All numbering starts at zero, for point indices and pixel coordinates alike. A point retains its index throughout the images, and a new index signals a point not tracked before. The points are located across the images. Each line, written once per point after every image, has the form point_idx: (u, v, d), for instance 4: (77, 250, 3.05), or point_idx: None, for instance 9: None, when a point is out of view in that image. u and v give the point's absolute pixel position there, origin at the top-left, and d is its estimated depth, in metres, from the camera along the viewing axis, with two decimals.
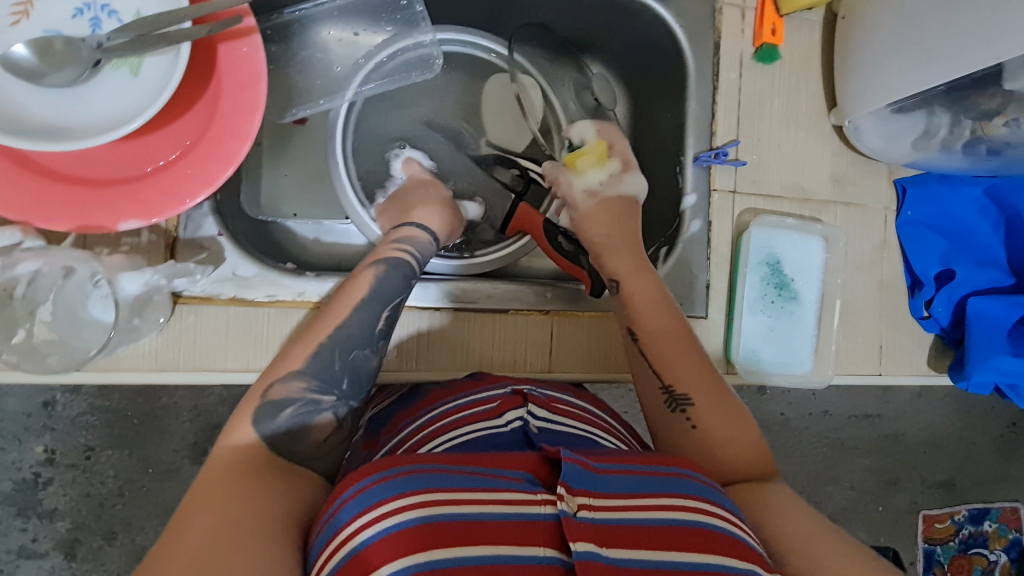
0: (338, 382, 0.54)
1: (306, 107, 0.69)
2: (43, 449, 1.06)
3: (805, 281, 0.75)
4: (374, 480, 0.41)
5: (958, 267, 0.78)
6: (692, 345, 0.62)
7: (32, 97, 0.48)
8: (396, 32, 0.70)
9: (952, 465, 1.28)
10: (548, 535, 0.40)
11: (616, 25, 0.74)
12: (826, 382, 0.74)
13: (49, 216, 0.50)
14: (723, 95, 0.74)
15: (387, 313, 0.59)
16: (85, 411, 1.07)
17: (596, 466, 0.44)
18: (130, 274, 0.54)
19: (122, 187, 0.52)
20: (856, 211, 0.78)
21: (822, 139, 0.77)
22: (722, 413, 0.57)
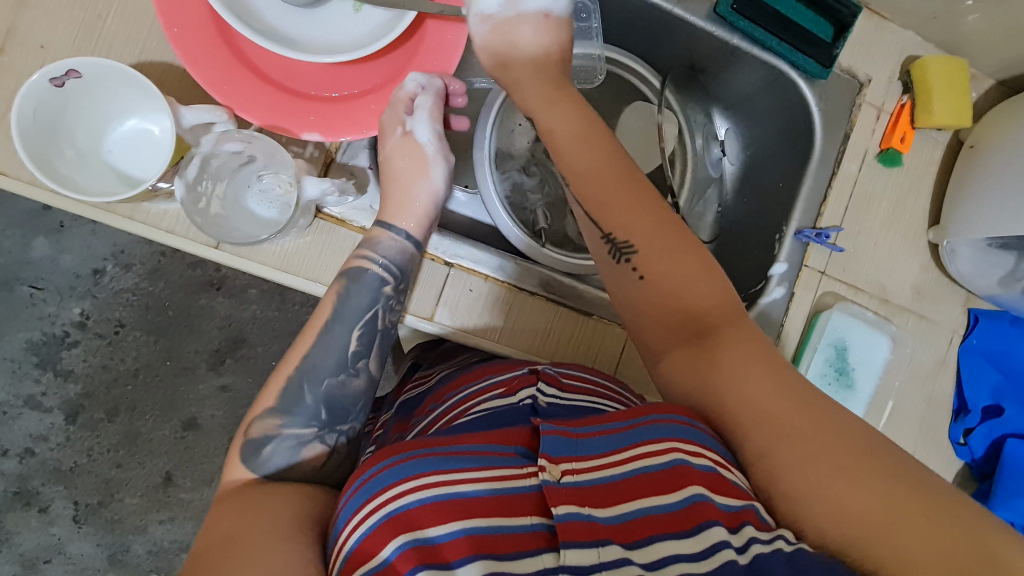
0: (317, 413, 0.58)
1: (481, 80, 0.77)
2: (79, 312, 1.12)
3: (864, 375, 0.79)
4: (377, 469, 0.48)
5: (1006, 405, 0.82)
6: (633, 179, 0.59)
7: (273, 8, 0.55)
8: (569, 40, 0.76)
9: None
10: (534, 505, 0.47)
11: (759, 91, 0.80)
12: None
13: (247, 108, 0.56)
14: (839, 181, 0.78)
15: (358, 332, 0.61)
16: (128, 288, 1.13)
17: (573, 432, 0.50)
18: (315, 180, 0.58)
19: (311, 102, 0.58)
20: (922, 327, 0.81)
21: (915, 250, 0.81)
22: (673, 261, 0.56)
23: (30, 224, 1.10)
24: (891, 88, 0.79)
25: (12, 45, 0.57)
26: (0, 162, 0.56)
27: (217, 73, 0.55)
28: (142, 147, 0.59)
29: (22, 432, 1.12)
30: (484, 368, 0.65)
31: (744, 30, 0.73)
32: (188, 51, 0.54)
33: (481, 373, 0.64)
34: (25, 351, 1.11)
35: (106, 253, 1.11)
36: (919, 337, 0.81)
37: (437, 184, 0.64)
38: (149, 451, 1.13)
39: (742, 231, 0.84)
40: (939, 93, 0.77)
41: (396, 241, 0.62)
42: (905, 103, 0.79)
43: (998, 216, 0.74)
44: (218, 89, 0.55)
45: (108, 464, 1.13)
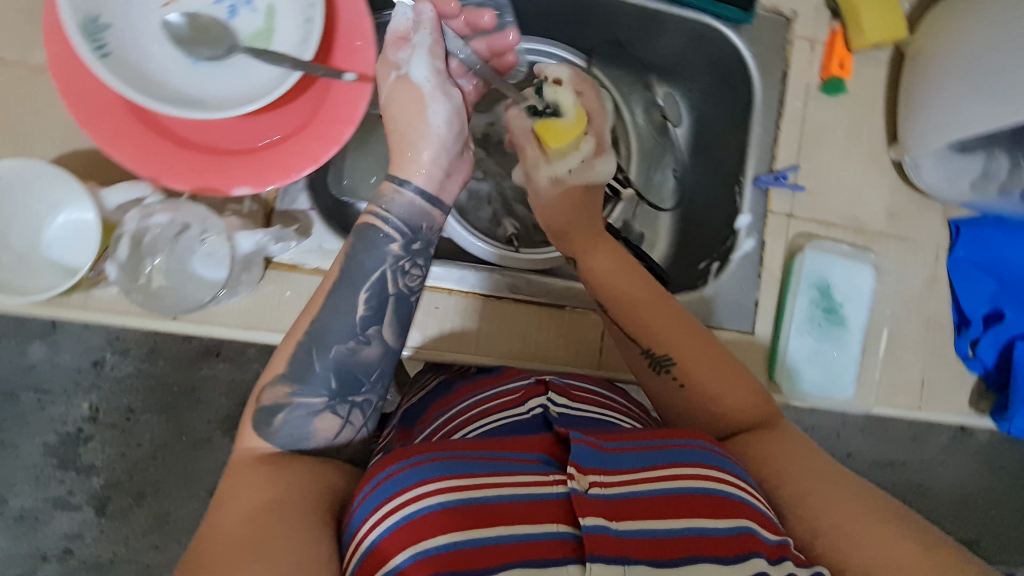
0: (328, 382, 0.55)
1: None
2: (88, 406, 1.11)
3: (853, 308, 0.77)
4: (400, 469, 0.48)
5: (1007, 309, 0.79)
6: (663, 299, 0.63)
7: (179, 72, 0.55)
8: None
9: (976, 522, 1.28)
10: (560, 513, 0.46)
11: (689, 49, 0.79)
12: (863, 411, 0.76)
13: (173, 176, 0.55)
14: (786, 120, 0.77)
15: (367, 294, 0.56)
16: (131, 372, 1.12)
17: (603, 445, 0.50)
18: (248, 233, 0.58)
19: (237, 157, 0.58)
20: (906, 247, 0.80)
21: (880, 173, 0.80)
22: (710, 367, 0.60)
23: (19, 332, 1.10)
24: (820, 17, 0.78)
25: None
26: None
27: (136, 149, 0.55)
28: (79, 235, 0.58)
29: (57, 534, 1.12)
30: (470, 385, 0.65)
31: None
32: (102, 135, 0.53)
33: (458, 393, 0.64)
34: (43, 456, 1.11)
35: (101, 343, 1.10)
36: (904, 256, 0.79)
37: (437, 127, 0.58)
38: (182, 529, 1.14)
39: (703, 192, 0.83)
40: (868, 10, 0.75)
41: (404, 195, 0.57)
42: (837, 30, 0.78)
43: (953, 121, 0.72)
44: (140, 165, 0.54)
45: (147, 547, 1.14)
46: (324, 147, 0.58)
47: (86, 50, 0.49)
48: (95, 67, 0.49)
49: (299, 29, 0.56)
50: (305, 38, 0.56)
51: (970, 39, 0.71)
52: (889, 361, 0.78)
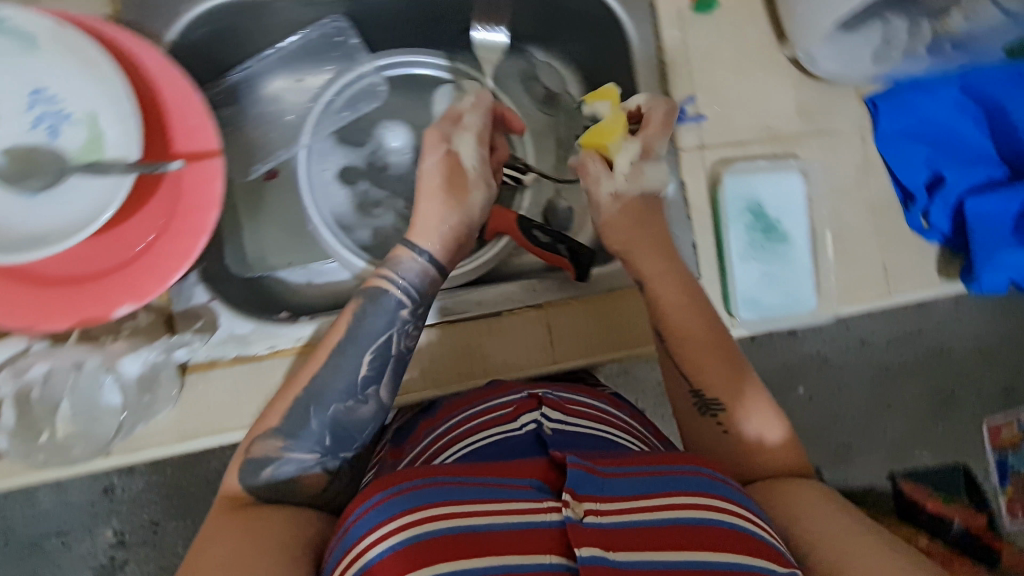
0: (321, 439, 0.57)
1: (267, 161, 0.76)
2: (111, 533, 1.00)
3: (792, 219, 0.74)
4: (384, 496, 0.47)
5: (946, 171, 0.76)
6: (720, 346, 0.63)
7: (18, 211, 0.52)
8: (337, 69, 0.78)
9: (1013, 371, 1.20)
10: (552, 542, 0.44)
11: (551, 10, 0.75)
12: (831, 316, 0.73)
13: (51, 317, 0.53)
14: (669, 54, 0.74)
15: (370, 357, 0.59)
16: (144, 488, 1.01)
17: (600, 469, 0.49)
18: (146, 352, 0.58)
19: (109, 277, 0.55)
20: (833, 140, 0.76)
21: (780, 74, 0.76)
22: (755, 416, 0.61)
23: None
24: None
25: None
26: None
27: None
28: None
29: None
30: (454, 402, 0.66)
31: None
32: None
33: (437, 416, 0.65)
34: None
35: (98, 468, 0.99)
36: (825, 151, 0.76)
37: (472, 208, 0.65)
38: None
39: None
40: None
41: (418, 262, 0.62)
42: None
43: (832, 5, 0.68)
44: (6, 318, 0.52)
45: None
46: (193, 239, 0.56)
47: None
48: None
49: (124, 129, 0.53)
50: (133, 135, 0.53)
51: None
52: (842, 257, 0.75)
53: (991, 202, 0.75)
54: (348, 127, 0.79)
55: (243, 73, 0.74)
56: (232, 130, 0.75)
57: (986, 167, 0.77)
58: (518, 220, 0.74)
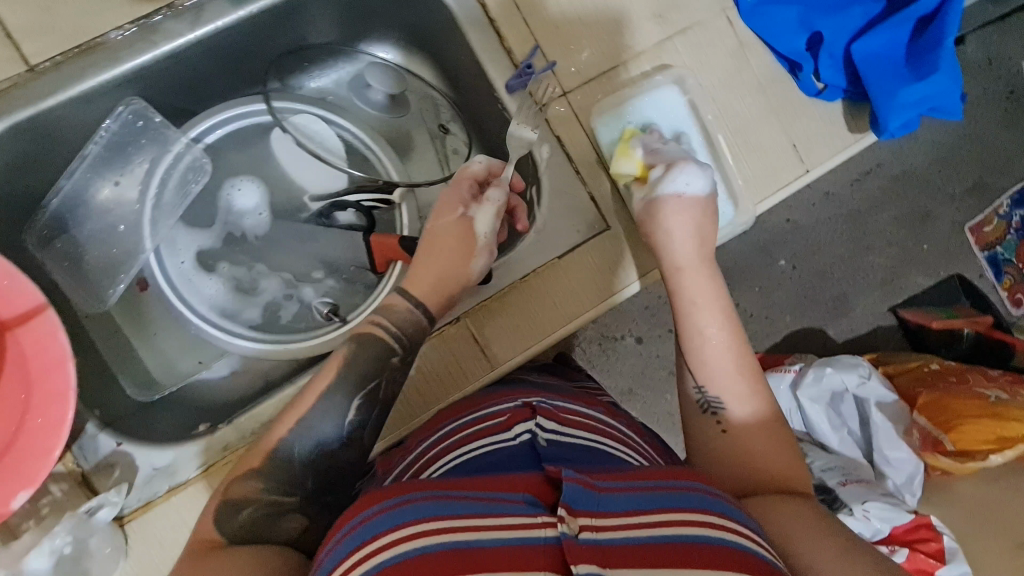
0: (303, 481, 0.56)
1: (121, 279, 0.71)
2: None
3: (751, 159, 0.75)
4: (380, 513, 0.45)
5: (901, 76, 0.76)
6: (741, 357, 0.63)
7: None
8: (230, 112, 0.73)
9: (974, 166, 1.31)
10: (547, 559, 0.40)
11: (441, 24, 0.73)
12: (749, 217, 0.74)
13: (20, 490, 0.54)
14: (628, 60, 0.74)
15: (357, 402, 0.59)
16: None
17: (597, 484, 0.46)
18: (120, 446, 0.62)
19: (21, 433, 0.55)
20: (762, 119, 0.75)
21: (742, 65, 0.76)
22: (761, 434, 0.59)
23: None
24: None
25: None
26: None
27: None
28: None
29: None
30: (457, 406, 0.65)
31: None
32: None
33: (436, 423, 0.64)
34: None
35: None
36: (763, 125, 0.75)
37: (473, 275, 0.64)
38: None
39: None
40: None
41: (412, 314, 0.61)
42: None
43: None
44: None
45: None
46: (53, 347, 0.55)
47: None
48: None
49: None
50: None
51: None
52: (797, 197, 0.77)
53: (906, 113, 0.76)
54: (283, 150, 0.77)
55: (163, 120, 0.70)
56: (148, 171, 0.72)
57: (898, 59, 0.76)
58: (402, 242, 0.69)
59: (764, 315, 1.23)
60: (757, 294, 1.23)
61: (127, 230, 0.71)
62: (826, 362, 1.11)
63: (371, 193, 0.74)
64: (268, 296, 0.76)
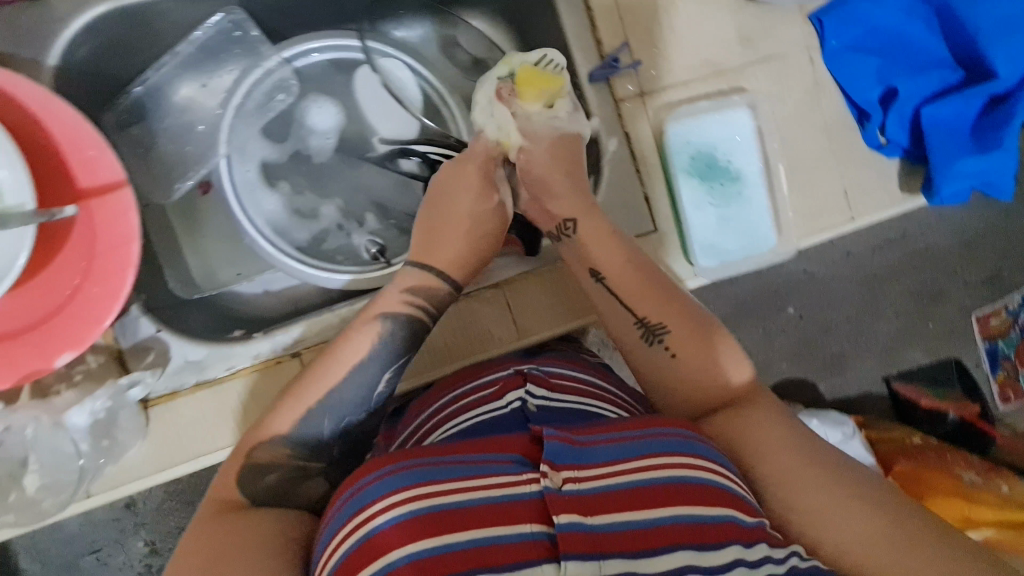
0: (330, 447, 0.57)
1: (188, 178, 0.73)
2: (143, 543, 0.94)
3: (804, 200, 0.77)
4: (371, 480, 0.46)
5: (957, 150, 0.78)
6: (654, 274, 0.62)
7: None
8: (320, 43, 0.76)
9: (995, 257, 1.32)
10: (536, 512, 0.43)
11: (536, 1, 0.75)
12: (792, 251, 0.77)
13: (68, 348, 0.57)
14: (701, 76, 0.76)
15: (389, 374, 0.60)
16: (163, 498, 0.95)
17: (579, 439, 0.48)
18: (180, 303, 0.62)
19: (76, 299, 0.57)
20: (820, 160, 0.78)
21: (818, 99, 0.78)
22: (700, 350, 0.57)
23: None
24: None
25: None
26: None
27: (33, 362, 0.56)
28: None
29: None
30: (466, 370, 0.67)
31: None
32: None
33: (436, 392, 0.66)
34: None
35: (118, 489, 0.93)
36: (822, 167, 0.78)
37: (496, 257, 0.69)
38: None
39: None
40: None
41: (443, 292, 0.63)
42: None
43: None
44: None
45: None
46: (126, 220, 0.58)
47: None
48: None
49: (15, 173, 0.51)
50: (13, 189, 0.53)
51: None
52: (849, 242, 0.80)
53: (959, 181, 0.79)
54: (365, 90, 0.79)
55: (259, 34, 0.73)
56: (234, 81, 0.74)
57: (962, 128, 0.79)
58: None
59: (761, 356, 1.26)
60: (760, 334, 1.26)
61: (205, 131, 0.74)
62: (813, 414, 1.13)
63: (439, 148, 0.74)
64: (325, 224, 0.78)
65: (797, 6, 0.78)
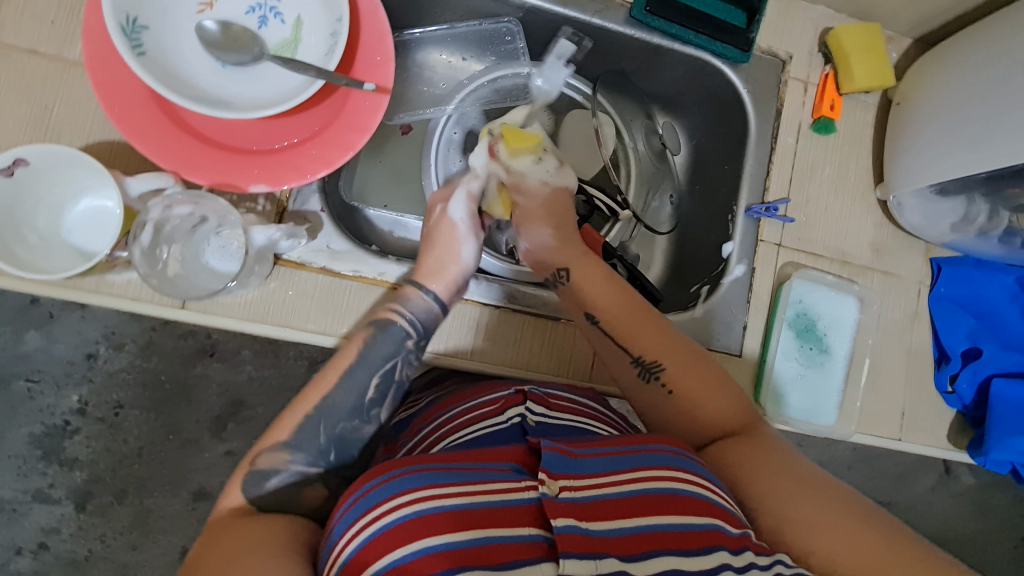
0: (326, 454, 0.57)
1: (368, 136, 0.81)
2: (77, 399, 1.12)
3: (837, 337, 0.80)
4: (371, 485, 0.47)
5: (985, 346, 0.82)
6: (650, 312, 0.66)
7: (211, 72, 0.58)
8: (498, 61, 0.82)
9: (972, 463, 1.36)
10: (531, 516, 0.45)
11: (650, 62, 0.82)
12: (834, 360, 0.79)
13: (241, 177, 0.59)
14: (779, 156, 0.81)
15: (377, 380, 0.60)
16: (124, 367, 1.13)
17: (574, 450, 0.49)
18: (262, 228, 0.59)
19: (260, 157, 0.60)
20: (869, 266, 0.82)
21: (867, 209, 0.83)
22: (691, 377, 0.62)
23: (20, 318, 1.10)
24: (813, 61, 0.82)
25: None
26: None
27: (158, 142, 0.56)
28: (102, 220, 0.59)
29: (34, 528, 1.11)
30: (466, 392, 0.65)
31: (661, 29, 0.77)
32: (150, 146, 0.56)
33: (443, 404, 0.64)
34: (28, 446, 1.11)
35: (96, 336, 1.11)
36: (867, 274, 0.82)
37: (466, 251, 0.67)
38: (162, 529, 1.13)
39: (699, 222, 0.86)
40: (858, 58, 0.79)
41: (424, 300, 0.64)
42: (828, 74, 0.82)
43: (934, 168, 0.75)
44: (163, 157, 0.56)
45: (123, 548, 1.12)
46: (356, 136, 0.61)
47: (124, 47, 0.52)
48: (127, 59, 0.52)
49: (325, 41, 0.59)
50: (329, 50, 0.59)
51: (943, 100, 0.75)
52: (871, 374, 0.80)
53: (1008, 452, 0.81)
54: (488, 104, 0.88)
55: (524, 46, 0.81)
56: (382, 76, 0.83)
57: (989, 306, 0.83)
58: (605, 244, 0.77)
59: None
60: None
61: None
62: None
63: (604, 197, 0.85)
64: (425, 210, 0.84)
65: (898, 104, 0.81)
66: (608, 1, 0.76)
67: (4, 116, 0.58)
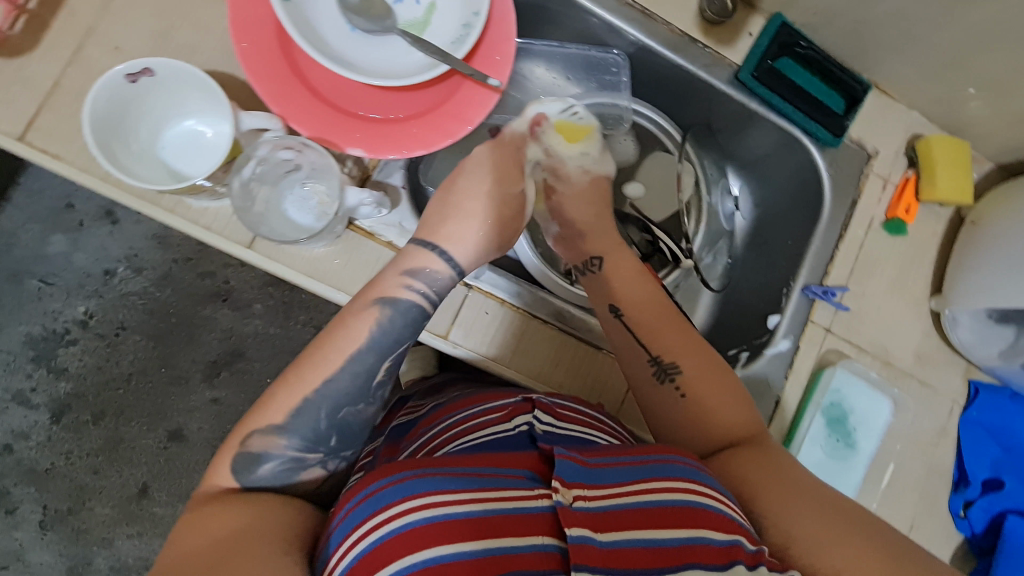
0: (326, 439, 0.54)
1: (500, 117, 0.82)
2: (84, 310, 1.11)
3: (865, 437, 0.79)
4: (380, 485, 0.46)
5: (1007, 479, 0.82)
6: (672, 313, 0.68)
7: (340, 33, 0.60)
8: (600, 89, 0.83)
9: None
10: (547, 524, 0.45)
11: (741, 123, 0.83)
12: (858, 458, 0.79)
13: (340, 136, 0.59)
14: (846, 244, 0.81)
15: (388, 363, 0.56)
16: (137, 291, 1.12)
17: (588, 460, 0.49)
18: (357, 189, 0.60)
19: (362, 123, 0.61)
20: (908, 370, 0.82)
21: (917, 316, 0.83)
22: (711, 384, 0.63)
23: (52, 220, 1.10)
24: (897, 162, 0.84)
25: (49, 36, 0.58)
26: (90, 66, 0.58)
27: (275, 86, 0.58)
28: (197, 146, 0.60)
29: (5, 428, 1.09)
30: (478, 395, 0.64)
31: (762, 96, 0.78)
32: (267, 88, 0.57)
33: (463, 403, 0.63)
34: (22, 345, 1.10)
35: (120, 254, 1.11)
36: (904, 378, 0.82)
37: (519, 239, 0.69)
38: (128, 460, 1.11)
39: (750, 288, 0.87)
40: (943, 170, 0.81)
41: (440, 275, 0.59)
42: (910, 177, 0.83)
43: (995, 292, 0.76)
44: (275, 101, 0.57)
45: (85, 469, 1.10)
46: (457, 125, 0.61)
47: None
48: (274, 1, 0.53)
49: (455, 30, 0.61)
50: (458, 38, 0.60)
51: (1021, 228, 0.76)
52: (887, 478, 0.80)
53: None
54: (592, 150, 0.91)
55: (627, 79, 0.81)
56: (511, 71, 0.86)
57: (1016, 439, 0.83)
58: None
59: None
60: None
61: None
62: None
63: (671, 242, 0.88)
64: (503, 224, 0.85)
65: (970, 223, 0.82)
66: (718, 58, 0.77)
67: (123, 26, 0.59)
